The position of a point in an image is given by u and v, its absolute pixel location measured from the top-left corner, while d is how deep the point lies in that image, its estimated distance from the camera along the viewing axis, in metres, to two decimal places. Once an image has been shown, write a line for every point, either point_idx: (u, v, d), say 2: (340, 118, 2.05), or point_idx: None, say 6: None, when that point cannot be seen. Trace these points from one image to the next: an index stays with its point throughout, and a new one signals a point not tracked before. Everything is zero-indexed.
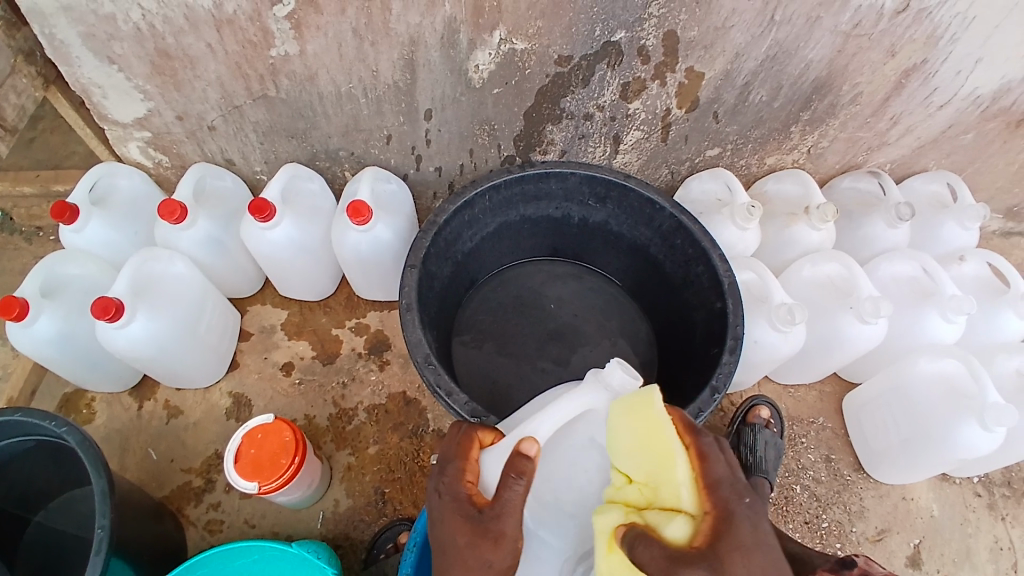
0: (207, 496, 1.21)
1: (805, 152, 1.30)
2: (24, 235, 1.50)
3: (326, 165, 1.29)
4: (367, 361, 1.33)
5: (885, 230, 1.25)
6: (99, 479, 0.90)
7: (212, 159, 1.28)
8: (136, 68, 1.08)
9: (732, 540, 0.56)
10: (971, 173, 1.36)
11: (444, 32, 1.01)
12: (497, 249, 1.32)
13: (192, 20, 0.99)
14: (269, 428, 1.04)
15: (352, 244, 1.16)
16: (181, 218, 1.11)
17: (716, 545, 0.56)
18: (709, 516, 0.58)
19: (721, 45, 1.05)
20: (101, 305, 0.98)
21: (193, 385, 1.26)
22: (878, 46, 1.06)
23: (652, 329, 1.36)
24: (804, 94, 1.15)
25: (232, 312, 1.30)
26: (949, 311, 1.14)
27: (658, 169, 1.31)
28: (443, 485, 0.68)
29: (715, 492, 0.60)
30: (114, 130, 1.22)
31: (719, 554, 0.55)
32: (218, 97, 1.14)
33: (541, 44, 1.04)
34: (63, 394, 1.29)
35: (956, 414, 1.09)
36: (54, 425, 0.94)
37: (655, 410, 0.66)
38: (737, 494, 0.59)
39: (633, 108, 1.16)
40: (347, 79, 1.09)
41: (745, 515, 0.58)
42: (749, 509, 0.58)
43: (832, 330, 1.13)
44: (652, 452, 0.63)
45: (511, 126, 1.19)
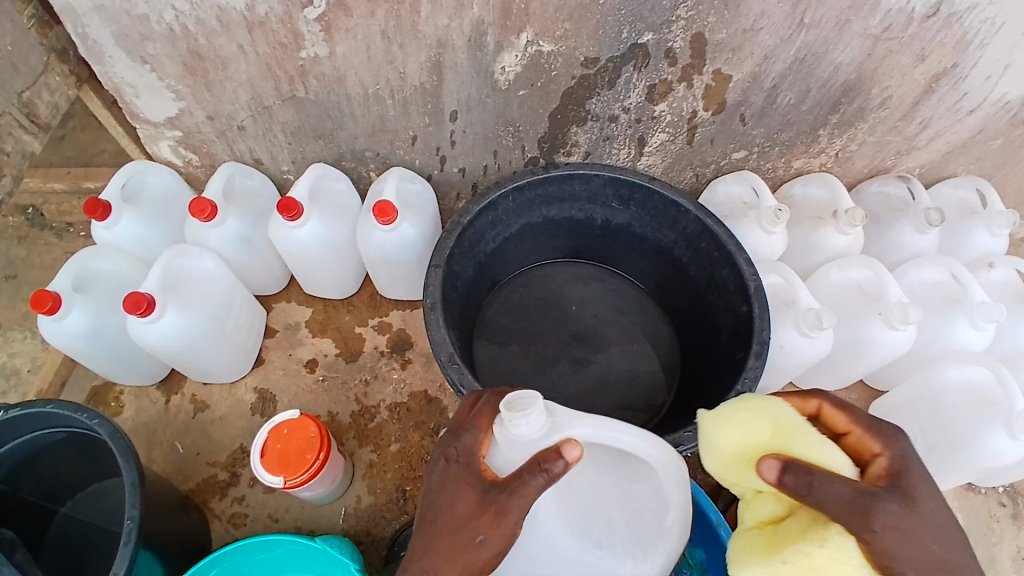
0: (233, 489, 1.23)
1: (833, 156, 1.29)
2: (54, 230, 1.53)
3: (351, 165, 1.31)
4: (389, 359, 1.34)
5: (913, 235, 1.23)
6: (129, 471, 0.92)
7: (240, 158, 1.31)
8: (168, 68, 1.10)
9: (905, 473, 0.65)
10: (1002, 178, 1.34)
11: (471, 34, 1.02)
12: (519, 249, 1.32)
13: (225, 21, 1.01)
14: (294, 423, 1.06)
15: (378, 244, 1.18)
16: (211, 216, 1.13)
17: (899, 480, 0.64)
18: (880, 458, 0.67)
19: (749, 48, 1.04)
20: (133, 300, 1.01)
21: (219, 379, 1.29)
22: (910, 49, 1.05)
23: (674, 332, 1.35)
24: (832, 97, 1.14)
25: (259, 309, 1.32)
26: (978, 318, 1.12)
27: (682, 172, 1.31)
28: (455, 453, 0.70)
29: (875, 435, 0.68)
30: (146, 129, 1.25)
31: (906, 486, 0.64)
32: (248, 97, 1.16)
33: (567, 47, 1.04)
34: (94, 387, 1.32)
35: (983, 422, 1.08)
36: (86, 417, 0.96)
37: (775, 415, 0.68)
38: (889, 436, 0.68)
39: (659, 110, 1.15)
40: (374, 81, 1.11)
41: (905, 453, 0.67)
42: (905, 446, 0.67)
43: (859, 335, 1.12)
44: (792, 431, 0.67)
45: (536, 128, 1.20)
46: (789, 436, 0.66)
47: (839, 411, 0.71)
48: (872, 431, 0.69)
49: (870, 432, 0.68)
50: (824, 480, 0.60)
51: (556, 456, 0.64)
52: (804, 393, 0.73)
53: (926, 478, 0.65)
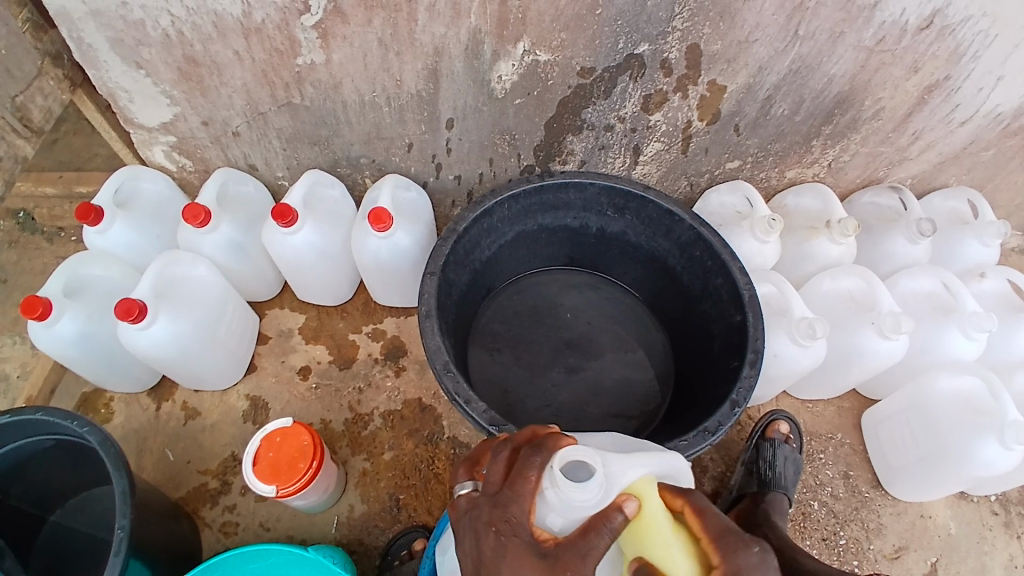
0: (224, 498, 1.22)
1: (826, 166, 1.30)
2: (45, 235, 1.51)
3: (346, 172, 1.31)
4: (383, 367, 1.34)
5: (905, 246, 1.24)
6: (119, 479, 0.91)
7: (234, 164, 1.30)
8: (163, 73, 1.10)
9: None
10: (992, 188, 1.35)
11: (468, 43, 1.02)
12: (514, 257, 1.32)
13: (220, 27, 1.01)
14: (287, 431, 1.05)
15: (372, 251, 1.17)
16: (204, 222, 1.12)
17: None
18: (727, 570, 0.58)
19: (743, 59, 1.05)
20: (124, 306, 1.00)
21: (211, 387, 1.27)
22: (902, 61, 1.06)
23: (668, 340, 1.36)
24: (826, 108, 1.15)
25: (252, 315, 1.31)
26: (970, 328, 1.13)
27: (677, 181, 1.31)
28: (500, 523, 0.60)
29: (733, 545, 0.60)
30: (140, 134, 1.24)
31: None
32: (243, 104, 1.15)
33: (564, 56, 1.04)
34: (83, 393, 1.31)
35: (975, 431, 1.07)
36: (76, 425, 0.95)
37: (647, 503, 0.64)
38: (737, 547, 0.59)
39: (654, 120, 1.16)
40: (370, 88, 1.11)
41: (762, 565, 0.58)
42: (769, 555, 0.58)
43: (851, 344, 1.13)
44: (653, 529, 0.62)
45: (531, 136, 1.20)
46: (647, 532, 0.62)
47: (696, 514, 0.63)
48: (722, 538, 0.60)
49: (714, 540, 0.60)
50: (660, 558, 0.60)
51: (616, 511, 0.59)
52: (675, 488, 0.66)
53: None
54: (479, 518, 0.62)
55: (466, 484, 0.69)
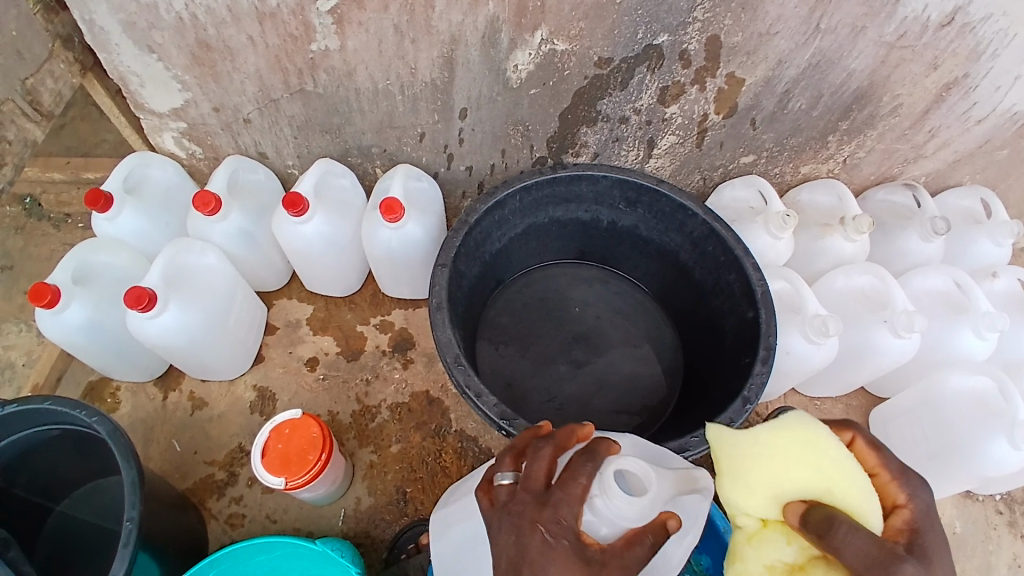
0: (230, 489, 1.21)
1: (840, 162, 1.29)
2: (52, 221, 1.51)
3: (357, 161, 1.30)
4: (391, 359, 1.33)
5: (918, 244, 1.23)
6: (128, 470, 0.89)
7: (245, 151, 1.29)
8: (176, 58, 1.08)
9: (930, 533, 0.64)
10: (1007, 188, 1.35)
11: (485, 31, 1.01)
12: (524, 250, 1.31)
13: (235, 11, 0.99)
14: (296, 423, 1.03)
15: (382, 241, 1.16)
16: (215, 210, 1.11)
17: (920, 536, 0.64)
18: (902, 510, 0.66)
19: (763, 52, 1.04)
20: (134, 295, 0.99)
21: (218, 377, 1.26)
22: (922, 57, 1.05)
23: (679, 335, 1.35)
24: (844, 103, 1.14)
25: (260, 305, 1.29)
26: (983, 328, 1.12)
27: (690, 175, 1.30)
28: (547, 523, 0.60)
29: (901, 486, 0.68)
30: (150, 120, 1.23)
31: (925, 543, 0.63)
32: (255, 90, 1.14)
33: (581, 46, 1.03)
34: (89, 381, 1.30)
35: (986, 431, 1.07)
36: (85, 415, 0.94)
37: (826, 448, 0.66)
38: (914, 485, 0.68)
39: (670, 112, 1.15)
40: (384, 76, 1.09)
41: (929, 507, 0.67)
42: (928, 498, 0.67)
43: (864, 343, 1.12)
44: (830, 464, 0.65)
45: (545, 128, 1.19)
46: (826, 478, 0.64)
47: (869, 449, 0.70)
48: (902, 475, 0.68)
49: (897, 477, 0.68)
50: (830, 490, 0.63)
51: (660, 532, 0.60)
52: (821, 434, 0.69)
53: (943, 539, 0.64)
54: (522, 515, 0.62)
55: (503, 473, 0.68)
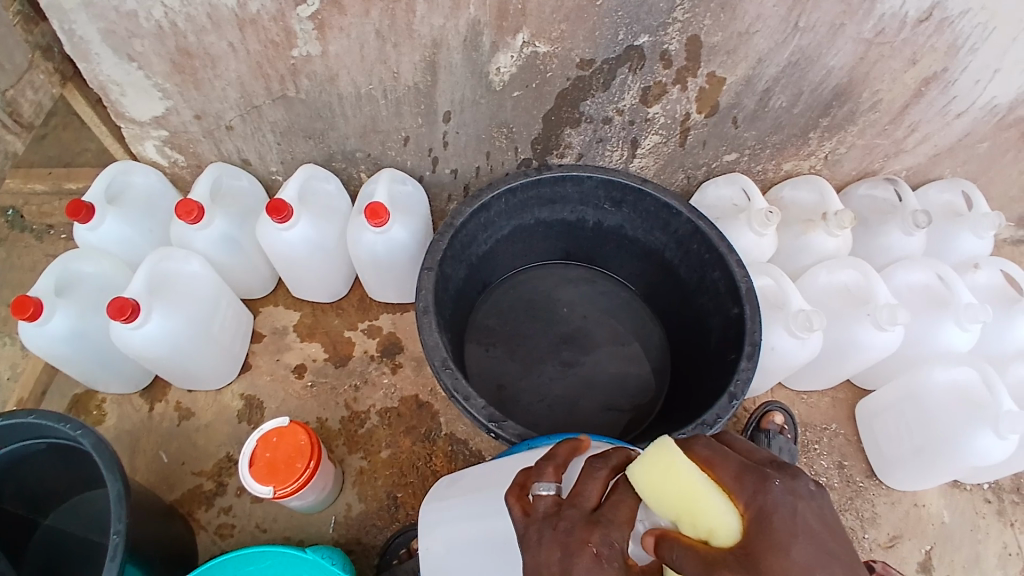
0: (219, 499, 1.20)
1: (822, 158, 1.30)
2: (35, 233, 1.47)
3: (342, 166, 1.29)
4: (379, 364, 1.32)
5: (900, 238, 1.25)
6: (113, 482, 0.88)
7: (228, 158, 1.28)
8: (156, 66, 1.07)
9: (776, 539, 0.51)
10: (985, 181, 1.37)
11: (467, 34, 1.01)
12: (511, 251, 1.32)
13: (215, 17, 0.99)
14: (283, 431, 1.03)
15: (367, 246, 1.16)
16: (198, 218, 1.10)
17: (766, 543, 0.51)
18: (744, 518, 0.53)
19: (743, 51, 1.05)
20: (117, 305, 0.98)
21: (203, 386, 1.25)
22: (899, 54, 1.07)
23: (666, 333, 1.36)
24: (824, 100, 1.16)
25: (246, 312, 1.28)
26: (966, 321, 1.13)
27: (674, 174, 1.31)
28: (599, 543, 0.54)
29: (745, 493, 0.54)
30: (131, 128, 1.21)
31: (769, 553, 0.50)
32: (238, 96, 1.13)
33: (563, 48, 1.04)
34: (74, 394, 1.28)
35: (969, 423, 1.09)
36: (69, 428, 0.92)
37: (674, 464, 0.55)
38: (753, 487, 0.54)
39: (653, 112, 1.16)
40: (368, 80, 1.09)
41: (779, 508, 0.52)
42: (778, 496, 0.53)
43: (848, 337, 1.13)
44: (677, 491, 0.53)
45: (530, 129, 1.19)
46: (692, 506, 0.53)
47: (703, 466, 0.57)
48: (739, 481, 0.55)
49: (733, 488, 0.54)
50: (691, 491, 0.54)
51: None
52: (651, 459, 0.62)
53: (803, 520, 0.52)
54: (571, 533, 0.55)
55: (543, 484, 0.62)
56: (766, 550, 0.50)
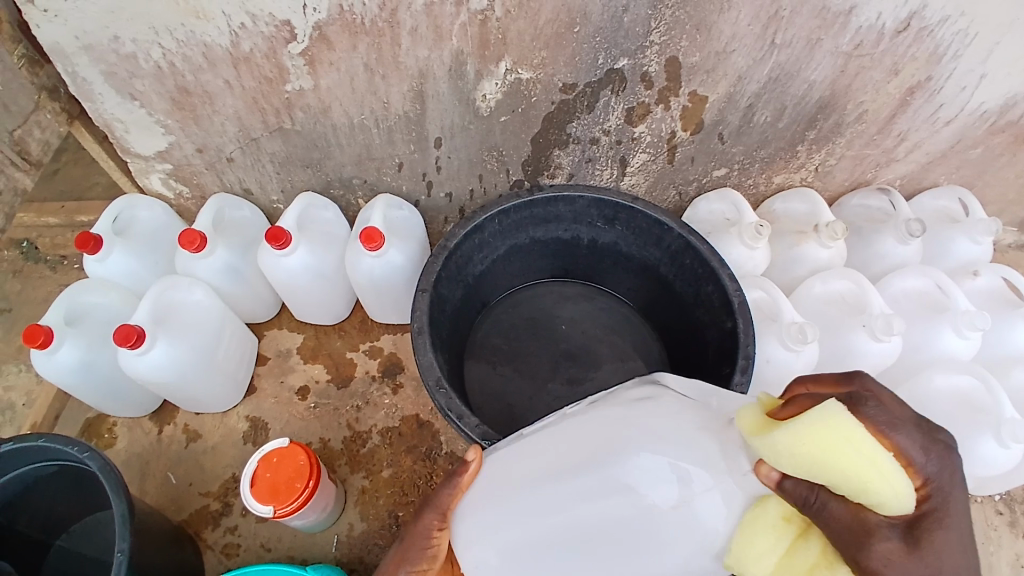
0: (225, 519, 1.23)
1: (812, 170, 1.31)
2: (48, 263, 1.55)
3: (340, 193, 1.33)
4: (380, 384, 1.35)
5: (895, 247, 1.24)
6: (119, 503, 0.92)
7: (230, 188, 1.33)
8: (157, 104, 1.13)
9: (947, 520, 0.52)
10: (982, 186, 1.35)
11: (451, 64, 1.04)
12: (507, 270, 1.34)
13: (211, 58, 1.04)
14: (284, 451, 1.05)
15: (364, 269, 1.19)
16: (199, 247, 1.15)
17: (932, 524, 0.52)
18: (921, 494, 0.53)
19: (722, 69, 1.07)
20: (123, 332, 1.02)
21: (211, 409, 1.29)
22: (881, 65, 1.07)
23: (664, 347, 1.36)
24: (808, 113, 1.16)
25: (250, 337, 1.32)
26: (964, 325, 1.12)
27: (666, 190, 1.33)
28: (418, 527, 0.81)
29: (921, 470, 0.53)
30: (137, 163, 1.27)
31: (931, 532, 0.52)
32: (236, 130, 1.18)
33: (545, 73, 1.07)
34: (87, 419, 1.33)
35: (973, 430, 1.07)
36: (77, 451, 0.96)
37: (841, 427, 0.52)
38: (936, 461, 0.53)
39: (639, 131, 1.18)
40: (359, 111, 1.13)
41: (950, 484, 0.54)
42: (948, 471, 0.54)
43: (844, 348, 1.12)
44: (853, 460, 0.51)
45: (519, 152, 1.22)
46: (860, 476, 0.51)
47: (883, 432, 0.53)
48: (925, 453, 0.54)
49: (915, 463, 0.53)
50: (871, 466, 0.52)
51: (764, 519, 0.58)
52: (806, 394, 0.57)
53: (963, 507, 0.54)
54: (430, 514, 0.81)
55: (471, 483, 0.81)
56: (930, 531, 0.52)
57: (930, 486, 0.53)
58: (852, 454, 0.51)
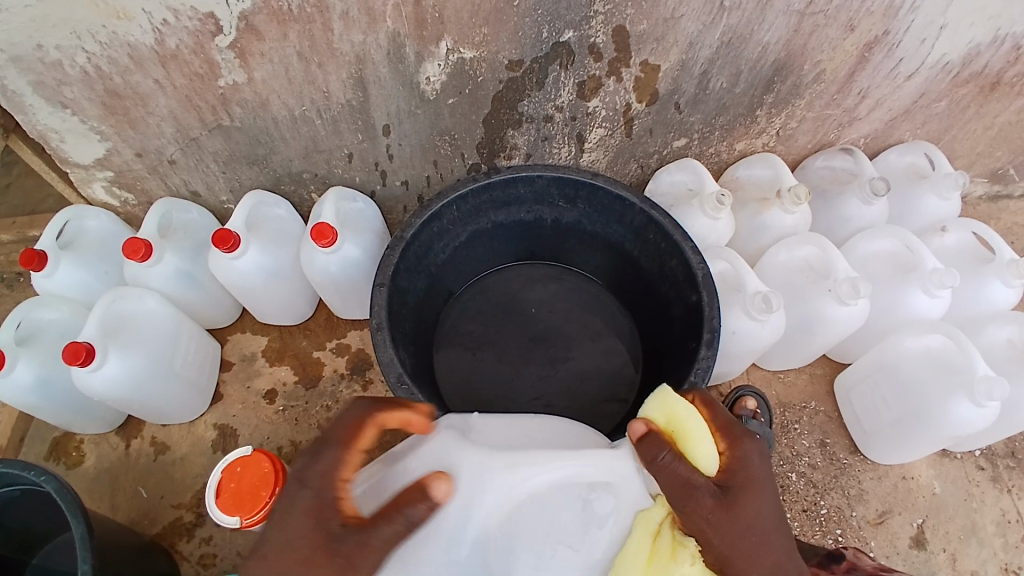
0: (199, 530, 1.21)
1: (774, 135, 1.27)
2: (4, 281, 1.50)
3: (291, 188, 1.29)
4: (350, 381, 1.32)
5: (860, 208, 1.22)
6: (77, 526, 0.89)
7: (177, 192, 1.28)
8: (89, 110, 1.07)
9: (746, 480, 0.70)
10: (948, 139, 1.33)
11: (389, 47, 0.99)
12: (471, 257, 1.30)
13: (136, 58, 0.98)
14: (248, 460, 1.02)
15: (321, 267, 1.14)
16: (146, 256, 1.10)
17: (736, 486, 0.69)
18: (724, 457, 0.71)
19: (672, 36, 1.03)
20: (71, 349, 0.98)
21: (177, 419, 1.26)
22: (836, 21, 1.03)
23: (635, 323, 1.34)
24: (764, 77, 1.13)
25: (211, 343, 1.29)
26: (933, 286, 1.11)
27: (626, 165, 1.29)
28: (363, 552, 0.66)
29: (726, 438, 0.72)
30: (77, 172, 1.22)
31: (736, 491, 0.69)
32: (174, 131, 1.13)
33: (489, 52, 1.02)
34: (53, 437, 1.30)
35: (946, 388, 1.06)
36: (32, 475, 0.93)
37: (683, 407, 0.72)
38: (742, 437, 0.73)
39: (593, 106, 1.14)
40: (299, 102, 1.08)
41: (747, 456, 0.72)
42: (751, 447, 0.72)
43: (812, 314, 1.11)
44: (691, 424, 0.70)
45: (472, 134, 1.17)
46: (690, 442, 0.70)
47: (707, 408, 0.76)
48: (730, 426, 0.73)
49: (721, 429, 0.73)
50: (668, 462, 0.67)
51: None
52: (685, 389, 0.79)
53: (756, 485, 0.70)
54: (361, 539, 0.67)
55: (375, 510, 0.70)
56: (737, 489, 0.69)
57: (734, 456, 0.71)
58: (687, 422, 0.70)
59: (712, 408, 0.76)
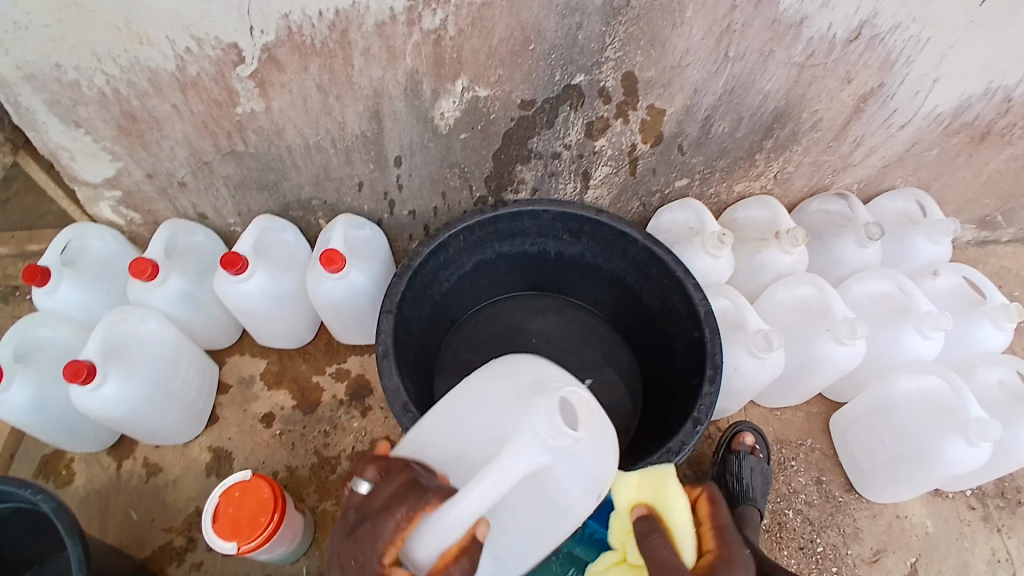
0: (190, 555, 1.19)
1: (772, 177, 1.32)
2: None
3: (299, 215, 1.30)
4: (349, 408, 1.32)
5: (855, 250, 1.27)
6: (73, 547, 0.88)
7: (184, 214, 1.29)
8: (103, 131, 1.08)
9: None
10: (937, 186, 1.39)
11: (407, 83, 1.02)
12: (475, 287, 1.32)
13: (156, 83, 1.00)
14: (246, 484, 1.01)
15: (327, 293, 1.15)
16: (152, 275, 1.10)
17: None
18: (712, 555, 0.77)
19: (678, 83, 1.07)
20: (72, 368, 0.97)
21: (171, 442, 1.24)
22: (834, 74, 1.09)
23: (635, 356, 1.36)
24: (765, 123, 1.18)
25: (209, 365, 1.28)
26: (927, 328, 1.14)
27: (629, 202, 1.33)
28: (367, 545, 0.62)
29: (717, 539, 0.79)
30: (85, 191, 1.22)
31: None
32: (186, 154, 1.14)
33: (502, 91, 1.06)
34: (43, 456, 1.27)
35: (941, 430, 1.08)
36: (29, 492, 0.91)
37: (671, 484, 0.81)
38: (734, 544, 0.78)
39: (599, 145, 1.17)
40: (314, 132, 1.11)
41: (735, 559, 0.76)
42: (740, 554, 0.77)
43: (810, 352, 1.14)
44: (678, 501, 0.80)
45: (480, 168, 1.20)
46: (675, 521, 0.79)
47: (709, 504, 0.83)
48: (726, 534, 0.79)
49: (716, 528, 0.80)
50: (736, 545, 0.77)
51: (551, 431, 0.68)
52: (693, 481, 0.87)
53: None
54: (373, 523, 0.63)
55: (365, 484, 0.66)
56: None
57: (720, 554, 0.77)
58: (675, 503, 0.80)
59: (716, 504, 0.83)
